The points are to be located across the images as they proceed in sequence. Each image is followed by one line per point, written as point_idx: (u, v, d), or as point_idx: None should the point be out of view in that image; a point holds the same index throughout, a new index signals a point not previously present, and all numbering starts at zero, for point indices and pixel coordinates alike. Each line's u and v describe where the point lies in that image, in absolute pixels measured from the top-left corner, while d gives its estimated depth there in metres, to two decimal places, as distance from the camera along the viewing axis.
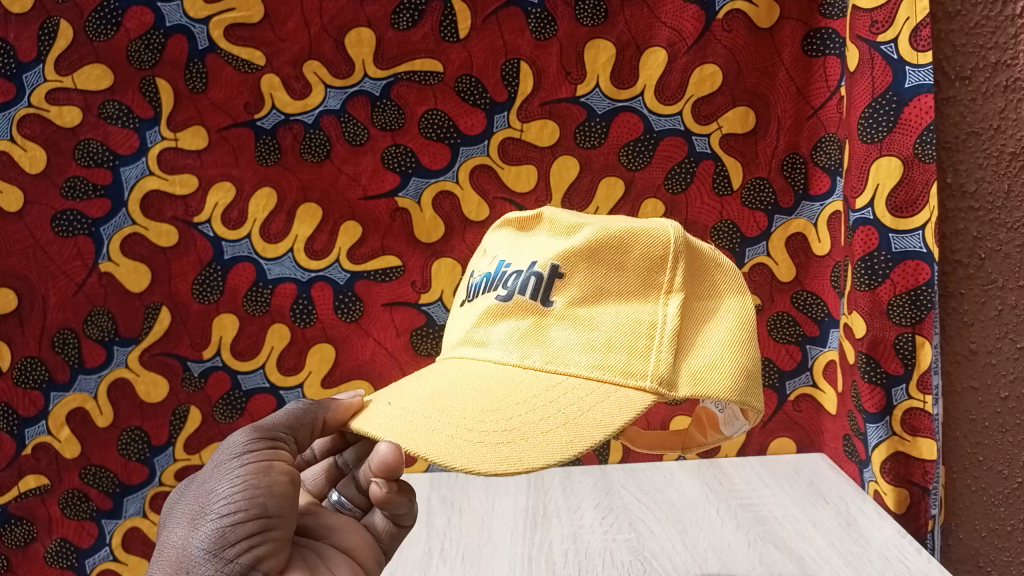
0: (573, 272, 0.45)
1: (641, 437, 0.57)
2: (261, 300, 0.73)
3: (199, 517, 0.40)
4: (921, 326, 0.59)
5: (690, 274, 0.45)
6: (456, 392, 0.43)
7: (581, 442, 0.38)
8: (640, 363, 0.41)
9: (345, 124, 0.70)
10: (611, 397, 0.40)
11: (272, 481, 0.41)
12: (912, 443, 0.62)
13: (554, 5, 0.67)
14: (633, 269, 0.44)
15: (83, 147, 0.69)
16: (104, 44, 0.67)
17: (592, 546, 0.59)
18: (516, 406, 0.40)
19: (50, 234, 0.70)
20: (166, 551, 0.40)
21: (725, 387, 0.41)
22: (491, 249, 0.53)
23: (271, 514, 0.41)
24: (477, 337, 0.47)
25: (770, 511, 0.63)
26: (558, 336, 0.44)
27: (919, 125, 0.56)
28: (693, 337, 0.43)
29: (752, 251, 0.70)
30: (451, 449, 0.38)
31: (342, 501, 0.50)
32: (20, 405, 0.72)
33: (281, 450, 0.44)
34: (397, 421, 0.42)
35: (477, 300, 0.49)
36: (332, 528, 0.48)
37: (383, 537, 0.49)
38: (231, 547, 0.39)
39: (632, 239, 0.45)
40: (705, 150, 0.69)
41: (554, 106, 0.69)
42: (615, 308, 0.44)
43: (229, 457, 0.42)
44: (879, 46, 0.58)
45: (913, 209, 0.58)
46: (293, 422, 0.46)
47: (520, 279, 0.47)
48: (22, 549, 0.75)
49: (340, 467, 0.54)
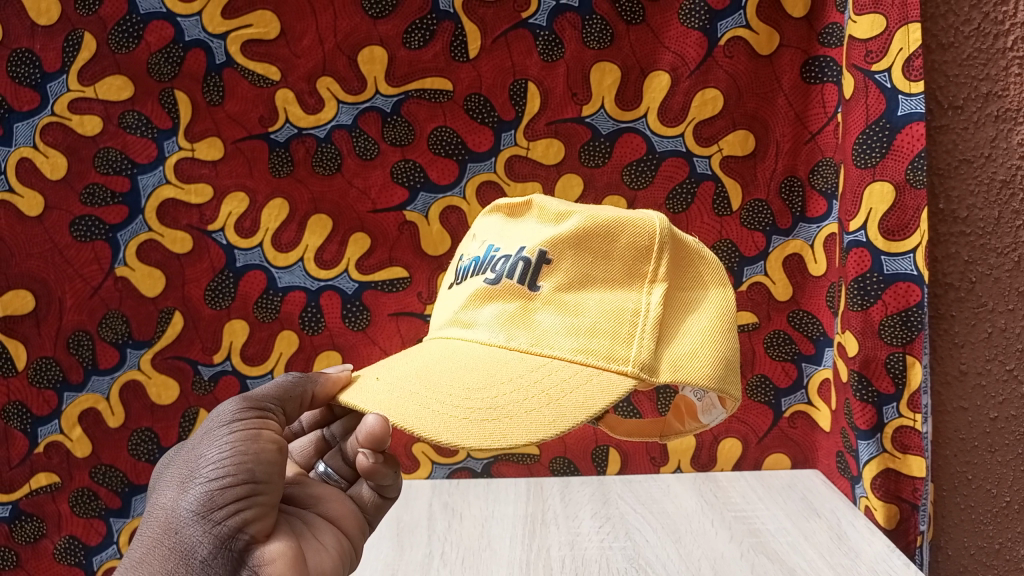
0: (561, 258, 0.47)
1: (621, 425, 0.57)
2: (271, 308, 0.75)
3: (188, 481, 0.42)
4: (912, 346, 0.60)
5: (673, 265, 0.47)
6: (444, 369, 0.45)
7: (562, 422, 0.41)
8: (622, 349, 0.44)
9: (357, 139, 0.72)
10: (593, 380, 0.43)
11: (261, 448, 0.43)
12: (903, 461, 0.63)
13: (562, 29, 0.69)
14: (619, 258, 0.46)
15: (103, 155, 0.71)
16: (126, 57, 0.70)
17: (589, 552, 0.61)
18: (502, 386, 0.43)
19: (68, 238, 0.72)
20: (156, 512, 0.42)
21: (704, 374, 0.43)
22: (478, 233, 0.54)
23: (258, 480, 0.42)
24: (464, 318, 0.49)
25: (764, 524, 0.65)
26: (544, 320, 0.46)
27: (911, 152, 0.58)
28: (674, 326, 0.45)
29: (749, 269, 0.72)
30: (439, 425, 0.41)
31: (328, 472, 0.52)
32: (34, 404, 0.75)
33: (269, 419, 0.46)
34: (387, 396, 0.44)
35: (466, 283, 0.51)
36: (319, 498, 0.50)
37: (368, 508, 0.52)
38: (219, 509, 0.41)
39: (619, 228, 0.47)
40: (706, 171, 0.71)
41: (560, 126, 0.71)
42: (600, 295, 0.46)
43: (218, 424, 0.44)
44: (873, 76, 0.60)
45: (905, 232, 0.59)
46: (282, 394, 0.48)
47: (509, 263, 0.48)
48: (31, 546, 0.77)
49: (327, 440, 0.56)
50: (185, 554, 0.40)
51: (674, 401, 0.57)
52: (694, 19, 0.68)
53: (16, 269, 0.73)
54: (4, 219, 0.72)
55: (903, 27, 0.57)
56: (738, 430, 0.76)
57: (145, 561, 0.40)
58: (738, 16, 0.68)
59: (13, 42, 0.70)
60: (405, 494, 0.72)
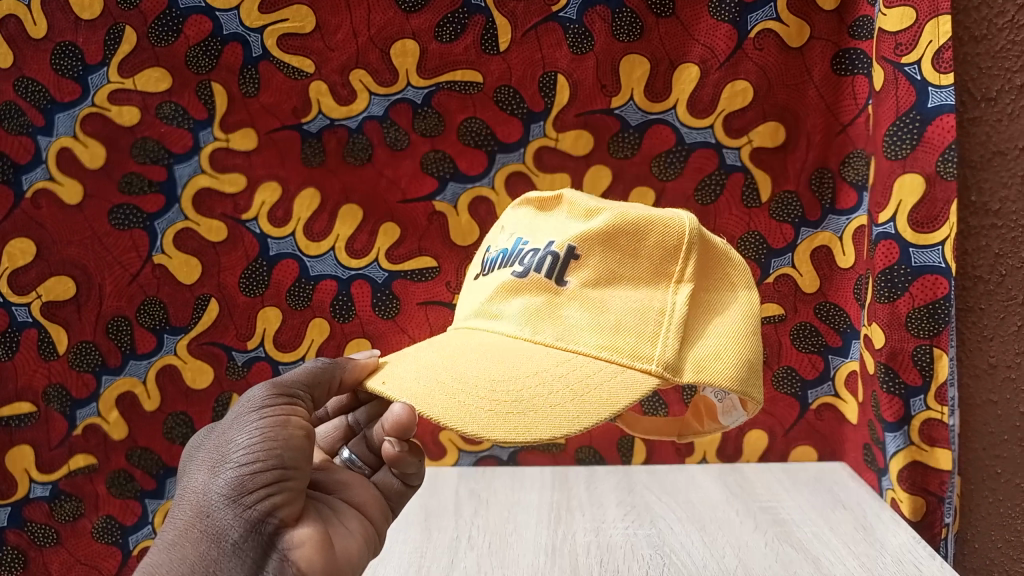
0: (589, 254, 0.48)
1: (639, 423, 0.61)
2: (303, 295, 0.76)
3: (219, 465, 0.44)
4: (939, 338, 0.61)
5: (701, 265, 0.48)
6: (470, 360, 0.46)
7: (587, 418, 0.42)
8: (647, 347, 0.44)
9: (388, 130, 0.73)
10: (618, 377, 0.44)
11: (289, 435, 0.45)
12: (930, 453, 0.63)
13: (592, 21, 0.69)
14: (646, 256, 0.47)
15: (141, 145, 0.73)
16: (165, 50, 0.72)
17: (614, 539, 0.62)
18: (528, 378, 0.44)
19: (108, 226, 0.75)
20: (189, 496, 0.44)
21: (727, 375, 0.44)
22: (507, 225, 0.55)
23: (287, 466, 0.44)
24: (491, 309, 0.50)
25: (789, 515, 0.65)
26: (570, 316, 0.47)
27: (940, 144, 0.58)
28: (699, 327, 0.46)
29: (777, 262, 0.72)
30: (465, 416, 0.42)
31: (352, 459, 0.53)
32: (74, 387, 0.77)
33: (298, 406, 0.47)
34: (413, 384, 0.45)
35: (492, 275, 0.52)
36: (344, 484, 0.51)
37: (392, 494, 0.53)
38: (249, 494, 0.42)
39: (648, 226, 0.48)
40: (735, 162, 0.71)
41: (589, 117, 0.71)
42: (626, 293, 0.47)
43: (248, 411, 0.46)
44: (902, 68, 0.60)
45: (934, 224, 0.59)
46: (311, 380, 0.49)
47: (537, 256, 0.49)
48: (70, 524, 0.80)
49: (352, 426, 0.57)
50: (217, 537, 0.42)
51: (693, 402, 0.59)
52: (724, 11, 0.68)
53: (57, 256, 0.75)
54: (45, 207, 0.74)
55: (933, 20, 0.57)
56: (764, 422, 0.76)
57: (178, 543, 0.41)
58: (769, 8, 0.68)
59: (56, 36, 0.72)
60: (433, 481, 0.73)
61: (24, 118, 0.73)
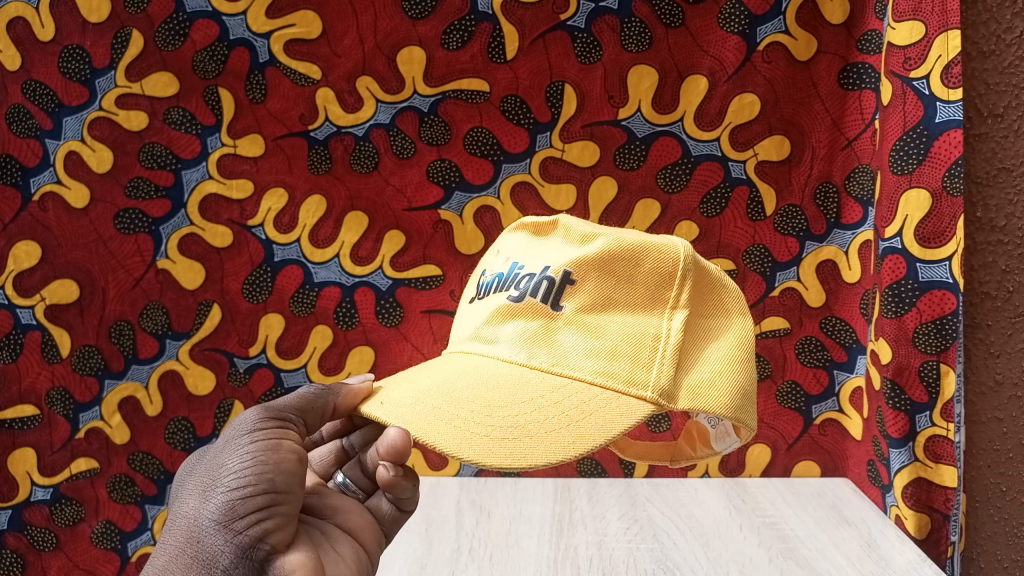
0: (584, 279, 0.48)
1: (631, 446, 0.59)
2: (307, 302, 0.76)
3: (210, 490, 0.43)
4: (946, 355, 0.60)
5: (696, 292, 0.48)
6: (465, 385, 0.46)
7: (583, 443, 0.42)
8: (642, 373, 0.44)
9: (394, 138, 0.73)
10: (613, 404, 0.44)
11: (281, 458, 0.44)
12: (935, 470, 0.63)
13: (600, 31, 0.69)
14: (641, 282, 0.47)
15: (148, 149, 0.73)
16: (172, 54, 0.72)
17: (616, 553, 0.62)
18: (523, 404, 0.44)
19: (113, 230, 0.75)
20: (180, 521, 0.43)
21: (721, 403, 0.44)
22: (502, 250, 0.55)
23: (279, 490, 0.43)
24: (486, 334, 0.50)
25: (792, 530, 0.65)
26: (565, 340, 0.47)
27: (947, 159, 0.58)
28: (694, 354, 0.46)
29: (783, 275, 0.72)
30: (461, 441, 0.42)
31: (346, 482, 0.53)
32: (77, 390, 0.77)
33: (289, 430, 0.47)
34: (408, 409, 0.45)
35: (488, 299, 0.52)
36: (337, 508, 0.50)
37: (385, 519, 0.52)
38: (241, 519, 0.42)
39: (644, 252, 0.48)
40: (741, 175, 0.71)
41: (596, 128, 0.71)
42: (621, 318, 0.47)
43: (239, 434, 0.45)
44: (911, 82, 0.60)
45: (941, 239, 0.59)
46: (303, 406, 0.49)
47: (533, 281, 0.49)
48: (69, 529, 0.79)
49: (346, 450, 0.57)
50: (208, 563, 0.41)
51: (686, 427, 0.59)
52: (733, 23, 0.68)
53: (62, 259, 0.75)
54: (52, 210, 0.74)
55: (943, 34, 0.57)
56: (767, 436, 0.76)
57: (169, 569, 0.41)
58: (778, 21, 0.68)
59: (64, 39, 0.72)
60: (433, 491, 0.73)
61: (32, 121, 0.73)
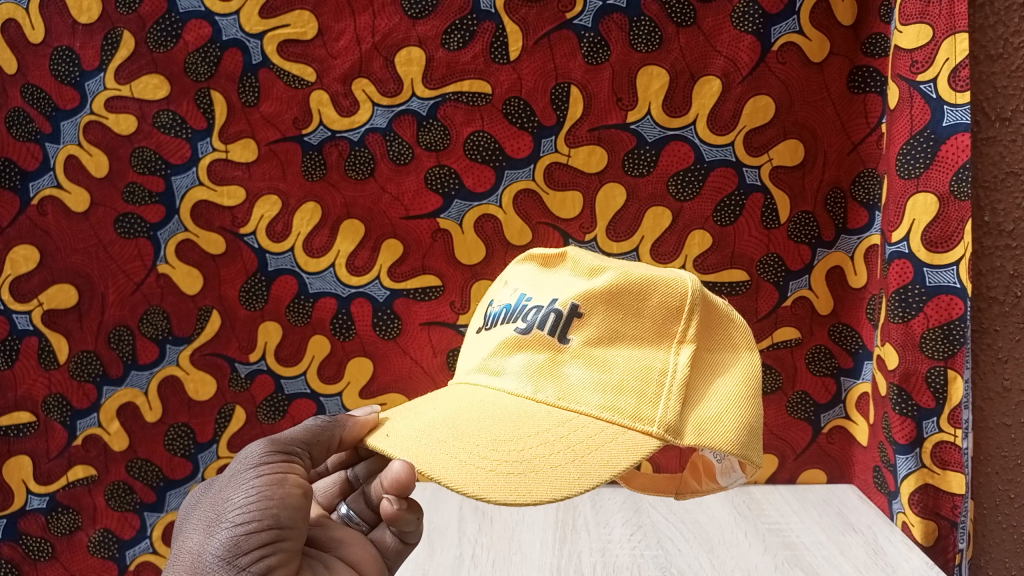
0: (591, 312, 0.48)
1: (636, 478, 0.62)
2: (304, 312, 0.75)
3: (214, 525, 0.43)
4: (953, 360, 0.60)
5: (703, 328, 0.48)
6: (472, 418, 0.46)
7: (588, 480, 0.42)
8: (649, 409, 0.44)
9: (391, 143, 0.72)
10: (619, 439, 0.44)
11: (286, 493, 0.44)
12: (941, 477, 0.62)
13: (608, 30, 0.69)
14: (649, 316, 0.47)
15: (139, 154, 0.73)
16: (164, 56, 0.71)
17: (621, 560, 0.61)
18: (529, 439, 0.44)
19: (113, 234, 0.74)
20: (183, 556, 0.43)
21: (727, 440, 0.44)
22: (510, 280, 0.57)
23: (283, 525, 0.43)
24: (493, 365, 0.50)
25: (799, 537, 0.64)
26: (572, 373, 0.47)
27: (955, 162, 0.57)
28: (701, 389, 0.46)
29: (795, 284, 0.72)
30: (466, 475, 0.42)
31: (350, 515, 0.52)
32: (74, 396, 0.76)
33: (295, 464, 0.47)
34: (416, 442, 0.45)
35: (496, 329, 0.52)
36: (340, 541, 0.50)
37: (389, 552, 0.51)
38: (244, 555, 0.41)
39: (651, 287, 0.48)
40: (755, 182, 0.71)
41: (603, 132, 0.71)
42: (628, 351, 0.47)
43: (245, 468, 0.45)
44: (919, 86, 0.60)
45: (948, 244, 0.59)
46: (309, 439, 0.49)
47: (540, 313, 0.50)
48: (66, 538, 0.78)
49: (350, 481, 0.57)
50: None
51: (692, 459, 0.60)
52: (747, 22, 0.68)
53: (60, 264, 0.74)
54: (50, 215, 0.74)
55: (950, 38, 0.56)
56: (776, 447, 0.75)
57: None
58: (793, 20, 0.67)
59: (55, 40, 0.71)
60: (435, 498, 0.72)
61: (30, 125, 0.72)
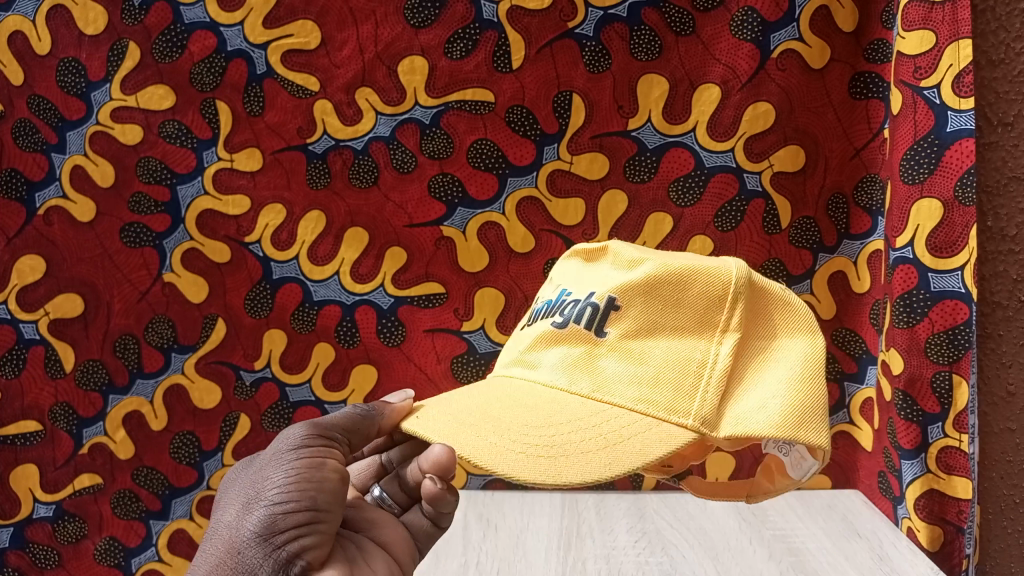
0: (629, 304, 0.47)
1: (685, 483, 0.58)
2: (308, 319, 0.76)
3: (253, 502, 0.43)
4: (958, 364, 0.60)
5: (750, 313, 0.47)
6: (503, 407, 0.47)
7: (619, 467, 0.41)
8: (685, 402, 0.44)
9: (394, 151, 0.73)
10: (653, 429, 0.43)
11: (324, 476, 0.44)
12: (947, 482, 0.62)
13: (608, 39, 0.69)
14: (689, 305, 0.46)
15: (145, 164, 0.73)
16: (169, 66, 0.72)
17: (626, 567, 0.61)
18: (561, 428, 0.44)
19: (119, 244, 0.74)
20: (220, 532, 0.43)
21: (772, 423, 0.41)
22: (555, 277, 0.57)
23: (320, 508, 0.43)
24: (530, 358, 0.50)
25: (804, 543, 0.64)
26: (608, 366, 0.46)
27: (959, 168, 0.57)
28: (744, 376, 0.45)
29: (796, 289, 0.72)
30: (489, 461, 0.42)
31: (383, 496, 0.52)
32: (80, 405, 0.76)
33: (335, 448, 0.46)
34: (442, 428, 0.46)
35: (536, 324, 0.53)
36: (372, 522, 0.50)
37: (420, 534, 0.51)
38: (281, 533, 0.41)
39: (692, 276, 0.47)
40: (756, 188, 0.71)
41: (605, 139, 0.71)
42: (667, 342, 0.46)
43: (286, 447, 0.45)
44: (922, 91, 0.60)
45: (953, 249, 0.59)
46: (350, 426, 0.49)
47: (578, 307, 0.50)
48: (73, 545, 0.79)
49: (385, 464, 0.57)
50: None
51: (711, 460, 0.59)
52: (746, 31, 0.68)
53: (67, 274, 0.75)
54: (56, 224, 0.74)
55: (953, 43, 0.56)
56: None
57: None
58: (791, 28, 0.67)
59: (61, 51, 0.72)
60: None
61: (36, 135, 0.73)
